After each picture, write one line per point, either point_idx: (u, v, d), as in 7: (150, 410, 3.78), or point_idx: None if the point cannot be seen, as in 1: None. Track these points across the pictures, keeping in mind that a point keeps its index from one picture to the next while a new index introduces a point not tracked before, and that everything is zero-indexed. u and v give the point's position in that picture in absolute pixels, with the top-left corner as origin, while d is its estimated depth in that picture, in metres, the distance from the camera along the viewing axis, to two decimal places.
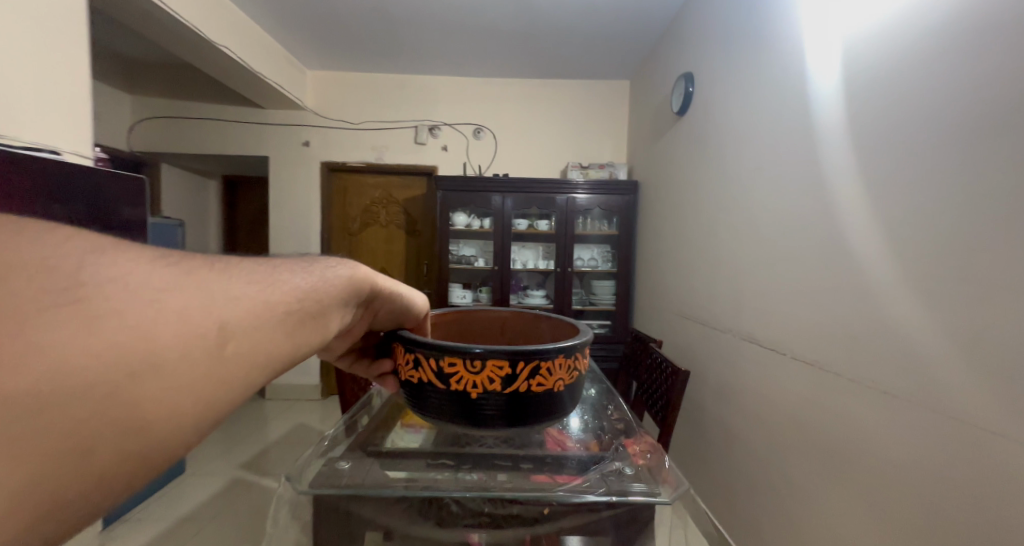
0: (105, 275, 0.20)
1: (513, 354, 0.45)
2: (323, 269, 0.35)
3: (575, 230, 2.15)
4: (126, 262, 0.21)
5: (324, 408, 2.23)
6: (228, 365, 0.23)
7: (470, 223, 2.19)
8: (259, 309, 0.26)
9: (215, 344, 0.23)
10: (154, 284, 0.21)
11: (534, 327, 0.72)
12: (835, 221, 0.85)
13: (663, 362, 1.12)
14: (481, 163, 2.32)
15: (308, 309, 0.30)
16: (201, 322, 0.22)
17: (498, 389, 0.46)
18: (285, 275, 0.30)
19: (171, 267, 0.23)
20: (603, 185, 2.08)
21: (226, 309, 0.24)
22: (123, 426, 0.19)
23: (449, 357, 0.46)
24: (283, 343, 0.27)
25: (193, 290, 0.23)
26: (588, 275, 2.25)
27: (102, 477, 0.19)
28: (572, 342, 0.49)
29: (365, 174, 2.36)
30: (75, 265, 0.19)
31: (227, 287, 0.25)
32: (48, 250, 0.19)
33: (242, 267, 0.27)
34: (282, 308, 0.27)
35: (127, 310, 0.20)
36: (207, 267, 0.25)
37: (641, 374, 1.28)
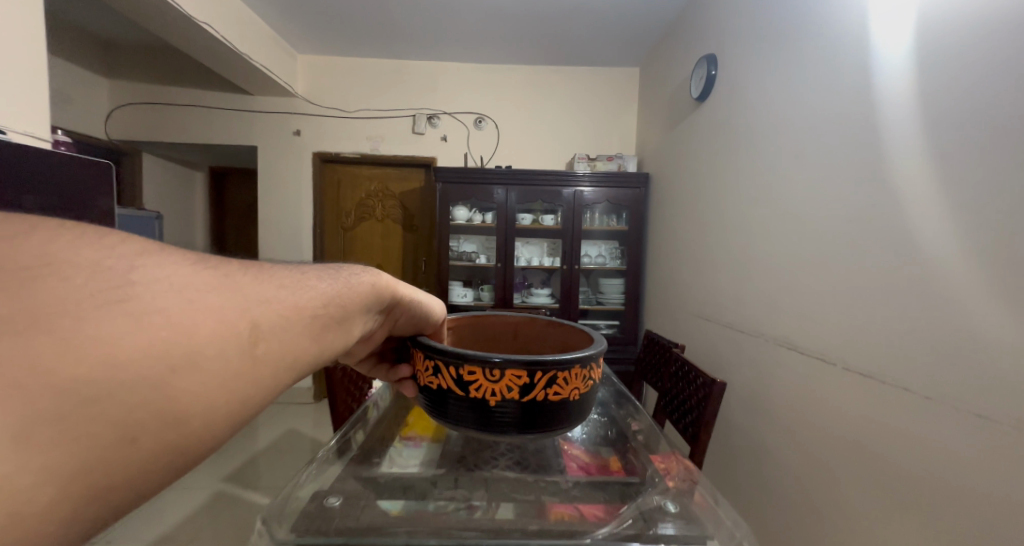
0: (149, 277, 0.23)
1: (531, 363, 0.44)
2: (348, 276, 0.38)
3: (583, 225, 2.13)
4: (167, 264, 0.24)
5: (316, 413, 2.20)
6: (256, 364, 0.26)
7: (471, 217, 2.17)
8: (287, 315, 0.29)
9: (248, 343, 0.26)
10: (193, 286, 0.24)
11: (547, 335, 0.70)
12: (889, 198, 0.81)
13: (689, 371, 1.04)
14: (483, 154, 2.29)
15: (332, 315, 0.33)
16: (233, 321, 0.25)
17: (517, 398, 0.45)
18: (312, 281, 0.33)
19: (207, 270, 0.26)
20: (611, 177, 2.06)
21: (258, 311, 0.27)
22: (162, 418, 0.22)
23: (468, 366, 0.45)
24: (305, 345, 0.30)
25: (227, 292, 0.26)
26: (595, 273, 2.24)
27: (142, 464, 0.22)
28: (592, 351, 0.48)
29: (362, 166, 2.32)
30: (124, 267, 0.22)
31: (262, 291, 0.28)
32: (101, 253, 0.22)
33: (274, 272, 0.30)
34: (310, 314, 0.31)
35: (169, 308, 0.22)
36: (244, 271, 0.28)
37: (661, 380, 1.21)
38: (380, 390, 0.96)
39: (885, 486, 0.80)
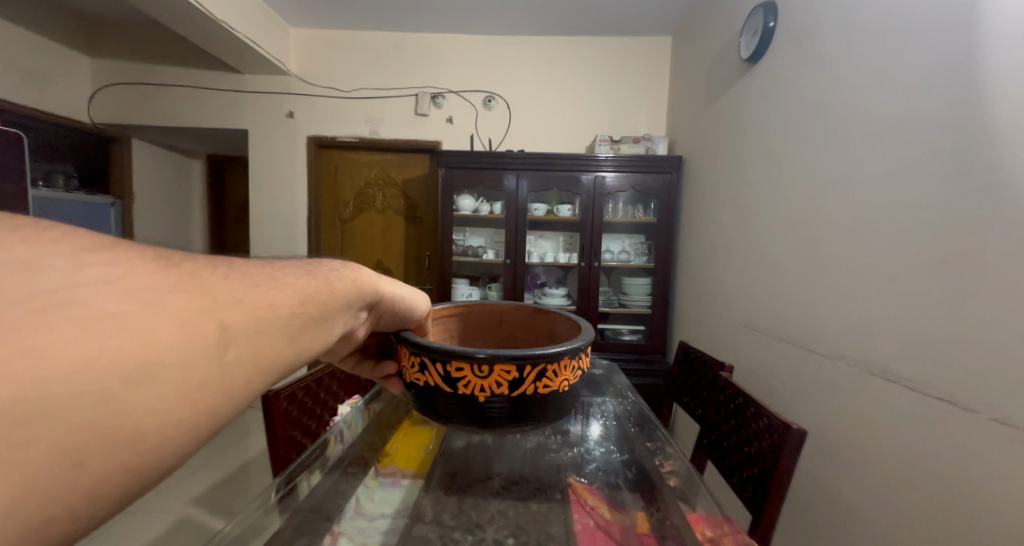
0: (97, 277, 0.23)
1: (521, 358, 0.42)
2: (327, 273, 0.40)
3: (605, 216, 2.05)
4: (121, 264, 0.24)
5: None
6: (226, 366, 0.26)
7: (477, 207, 2.13)
8: (260, 313, 0.29)
9: (217, 349, 0.26)
10: (153, 287, 0.25)
11: (531, 322, 0.71)
12: (988, 143, 0.70)
13: (750, 412, 0.87)
14: (492, 136, 2.25)
15: (308, 313, 0.34)
16: (198, 322, 0.25)
17: (507, 393, 0.44)
18: (289, 279, 0.34)
19: (168, 271, 0.26)
20: (636, 160, 1.97)
21: (227, 312, 0.27)
22: (113, 439, 0.21)
23: (458, 362, 0.43)
24: (279, 345, 0.31)
25: (192, 294, 0.26)
26: (618, 272, 2.17)
27: (93, 489, 0.20)
28: (580, 342, 0.47)
29: (360, 151, 2.31)
30: (71, 268, 0.22)
31: (230, 292, 0.29)
32: (47, 252, 0.22)
33: (244, 272, 0.31)
34: (286, 312, 0.32)
35: (124, 312, 0.22)
36: (213, 273, 0.29)
37: (711, 412, 1.04)
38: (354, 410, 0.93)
39: (939, 500, 0.74)
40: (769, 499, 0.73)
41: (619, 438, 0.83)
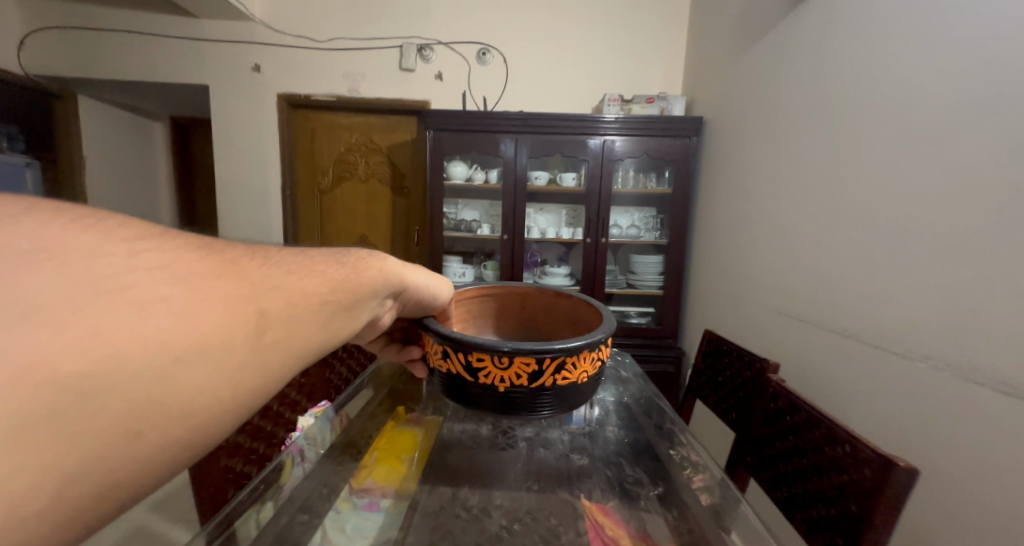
0: (148, 263, 0.24)
1: (539, 353, 0.47)
2: (356, 260, 0.41)
3: (614, 184, 2.00)
4: (171, 250, 0.26)
5: None
6: (267, 349, 0.28)
7: (471, 174, 2.09)
8: (299, 297, 0.31)
9: (256, 333, 0.28)
10: (198, 272, 0.26)
11: (551, 306, 0.74)
12: None
13: (817, 434, 0.74)
14: (486, 93, 2.16)
15: (341, 300, 0.36)
16: (240, 307, 0.27)
17: (525, 384, 0.48)
18: (320, 268, 0.36)
19: (211, 256, 0.29)
20: (648, 122, 1.90)
21: (264, 299, 0.29)
22: (165, 412, 0.23)
23: (482, 355, 0.48)
24: (314, 329, 0.33)
25: (234, 279, 0.28)
26: (626, 251, 2.19)
27: (148, 455, 0.23)
28: (599, 334, 0.50)
29: (337, 114, 2.20)
30: (129, 254, 0.24)
31: (268, 278, 0.30)
32: (109, 239, 0.24)
33: (280, 261, 0.33)
34: (321, 299, 0.34)
35: (175, 296, 0.24)
36: (251, 259, 0.31)
37: (756, 424, 0.93)
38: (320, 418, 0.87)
39: (950, 469, 0.77)
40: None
41: (640, 448, 0.83)
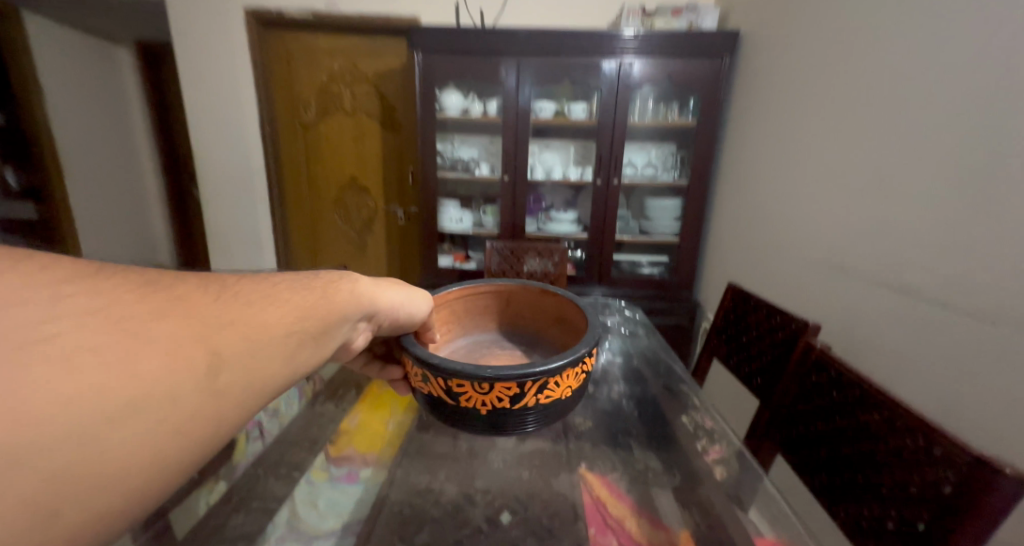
0: (77, 310, 0.24)
1: (523, 376, 0.51)
2: (327, 288, 0.43)
3: (630, 116, 1.88)
4: (107, 292, 0.26)
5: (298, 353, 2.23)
6: (220, 390, 0.29)
7: (467, 106, 1.96)
8: (257, 332, 0.32)
9: (209, 375, 0.28)
10: (138, 316, 0.26)
11: (537, 305, 0.78)
12: None
13: (875, 423, 0.68)
14: (483, 7, 1.97)
15: (304, 330, 0.37)
16: (189, 350, 0.27)
17: (507, 405, 0.53)
18: (285, 300, 0.37)
19: (155, 294, 0.28)
20: (674, 38, 1.74)
21: (218, 338, 0.29)
22: (102, 471, 0.23)
23: (466, 382, 0.52)
24: (276, 362, 0.33)
25: (182, 320, 0.28)
26: (640, 194, 2.11)
27: (85, 522, 0.22)
28: (578, 351, 0.55)
29: (318, 33, 2.06)
30: (51, 298, 0.23)
31: (222, 314, 0.31)
32: (28, 281, 0.23)
33: (241, 296, 0.34)
34: (282, 331, 0.34)
35: (110, 345, 0.24)
36: (202, 294, 0.31)
37: (796, 402, 0.89)
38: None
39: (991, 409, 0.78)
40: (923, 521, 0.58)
41: (652, 415, 0.87)
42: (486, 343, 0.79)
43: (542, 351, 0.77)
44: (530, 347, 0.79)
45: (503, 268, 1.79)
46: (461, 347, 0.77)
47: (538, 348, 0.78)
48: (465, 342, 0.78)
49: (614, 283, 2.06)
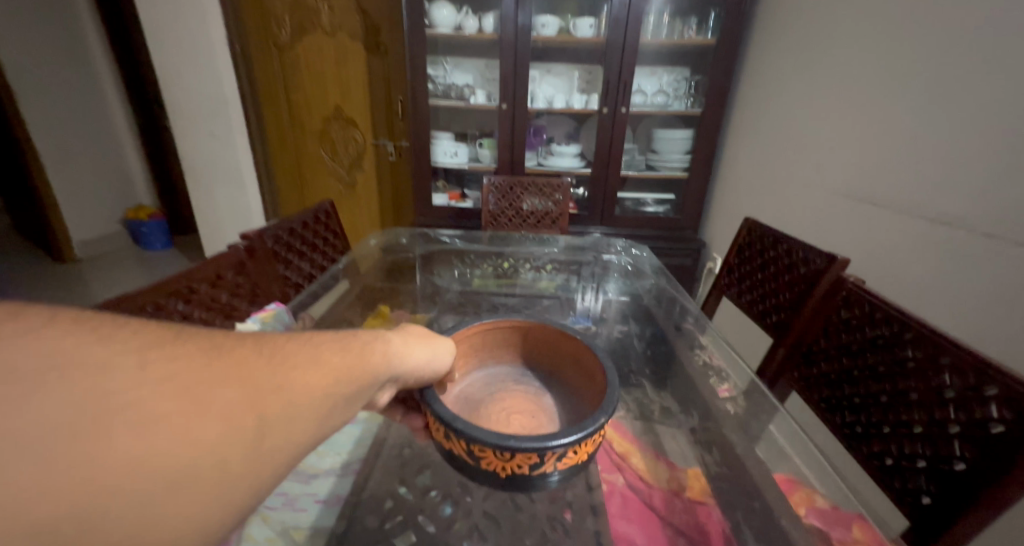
0: (148, 375, 0.23)
1: (545, 448, 0.46)
2: (361, 345, 0.38)
3: (640, 32, 1.90)
4: (181, 357, 0.25)
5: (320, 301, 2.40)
6: (262, 461, 0.26)
7: (460, 20, 2.00)
8: (303, 399, 0.29)
9: (254, 441, 0.26)
10: (202, 381, 0.25)
11: (556, 345, 0.70)
12: None
13: (923, 357, 0.70)
14: None
15: (345, 392, 0.34)
16: (241, 418, 0.25)
17: (525, 472, 0.48)
18: (327, 355, 0.34)
19: (218, 357, 0.27)
20: None
21: (269, 402, 0.27)
22: None
23: (483, 451, 0.47)
24: (312, 428, 0.30)
25: (241, 386, 0.26)
26: (648, 123, 2.21)
27: None
28: (599, 422, 0.49)
29: None
30: (138, 367, 0.23)
31: (274, 372, 0.29)
32: (114, 349, 0.22)
33: (289, 349, 0.31)
34: (325, 395, 0.31)
35: (172, 416, 0.23)
36: (255, 351, 0.29)
37: (821, 340, 0.92)
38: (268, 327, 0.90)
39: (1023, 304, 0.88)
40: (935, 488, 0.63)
41: (662, 358, 1.00)
42: (501, 377, 0.71)
43: (558, 394, 0.69)
44: (547, 387, 0.71)
45: (502, 205, 1.85)
46: (475, 382, 0.69)
47: (555, 391, 0.70)
48: (480, 377, 0.70)
49: (615, 222, 2.20)
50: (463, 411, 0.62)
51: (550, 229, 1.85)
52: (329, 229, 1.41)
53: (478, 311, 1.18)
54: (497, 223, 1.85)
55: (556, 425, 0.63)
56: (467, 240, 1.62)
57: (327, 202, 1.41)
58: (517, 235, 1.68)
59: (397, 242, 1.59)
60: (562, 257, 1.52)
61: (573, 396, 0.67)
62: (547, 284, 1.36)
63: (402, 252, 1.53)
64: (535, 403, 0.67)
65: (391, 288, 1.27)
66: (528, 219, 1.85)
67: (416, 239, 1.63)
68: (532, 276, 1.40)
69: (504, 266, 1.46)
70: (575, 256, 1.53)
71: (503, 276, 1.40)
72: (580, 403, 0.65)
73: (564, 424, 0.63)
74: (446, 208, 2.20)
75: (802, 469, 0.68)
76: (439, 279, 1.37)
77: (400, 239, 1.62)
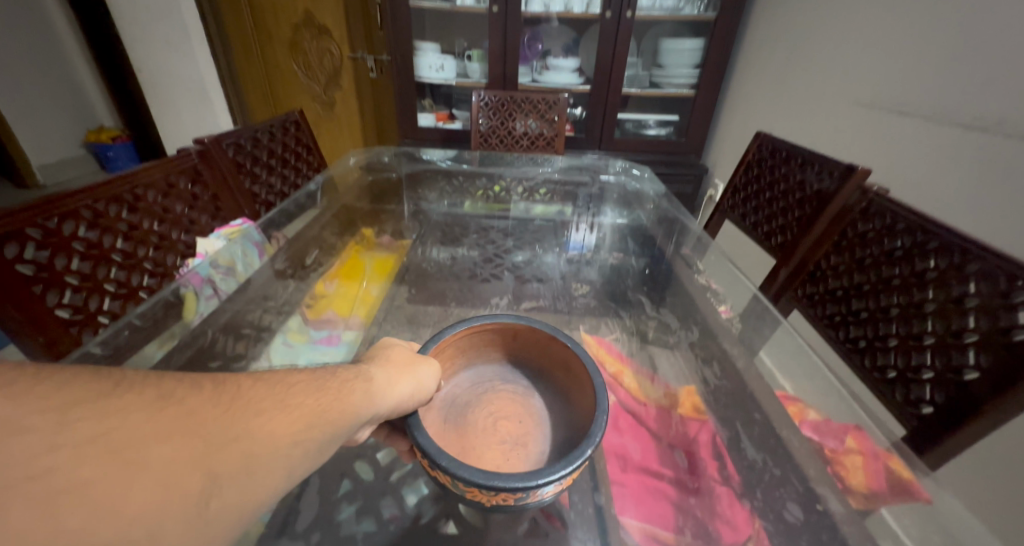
0: (81, 439, 0.22)
1: (529, 488, 0.38)
2: (342, 384, 0.37)
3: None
4: (117, 413, 0.24)
5: None
6: (208, 524, 0.24)
7: None
8: (263, 451, 0.28)
9: (199, 500, 0.24)
10: (141, 438, 0.24)
11: (546, 348, 0.58)
12: None
13: (946, 268, 0.64)
14: None
15: (315, 441, 0.32)
16: (183, 475, 0.24)
17: (510, 505, 0.40)
18: (297, 399, 0.33)
19: (161, 409, 0.26)
20: None
21: (218, 458, 0.26)
22: None
23: (466, 487, 0.39)
24: (277, 482, 0.28)
25: (187, 439, 0.26)
26: (655, 34, 2.03)
27: None
28: (590, 452, 0.41)
29: None
30: (58, 425, 0.22)
31: (229, 425, 0.28)
32: (31, 409, 0.21)
33: (253, 398, 0.31)
34: (292, 443, 0.30)
35: (98, 479, 0.21)
36: (213, 405, 0.28)
37: (830, 255, 0.87)
38: (235, 241, 0.90)
39: None
40: (948, 387, 0.59)
41: (658, 282, 1.02)
42: (489, 379, 0.60)
43: (549, 394, 0.58)
44: (537, 385, 0.60)
45: (495, 124, 1.77)
46: (460, 385, 0.57)
47: (546, 389, 0.59)
48: (467, 378, 0.59)
49: (616, 144, 2.11)
50: (451, 421, 0.51)
51: (545, 151, 1.78)
52: (299, 143, 1.32)
53: (466, 236, 1.18)
54: (487, 145, 1.78)
55: (549, 431, 0.53)
56: (454, 162, 1.58)
57: (295, 112, 1.30)
58: (509, 157, 1.64)
59: (379, 160, 1.55)
60: (559, 179, 1.52)
61: (567, 400, 0.55)
62: (542, 208, 1.35)
63: (384, 170, 1.50)
64: (523, 407, 0.56)
65: (371, 210, 1.26)
66: (522, 143, 1.79)
67: (400, 158, 1.59)
68: (524, 203, 1.37)
69: (495, 190, 1.43)
70: (569, 179, 1.52)
71: (494, 201, 1.37)
72: (571, 407, 0.54)
73: (558, 432, 0.53)
74: (434, 129, 2.15)
75: (800, 388, 0.69)
76: (426, 202, 1.34)
77: (382, 158, 1.58)
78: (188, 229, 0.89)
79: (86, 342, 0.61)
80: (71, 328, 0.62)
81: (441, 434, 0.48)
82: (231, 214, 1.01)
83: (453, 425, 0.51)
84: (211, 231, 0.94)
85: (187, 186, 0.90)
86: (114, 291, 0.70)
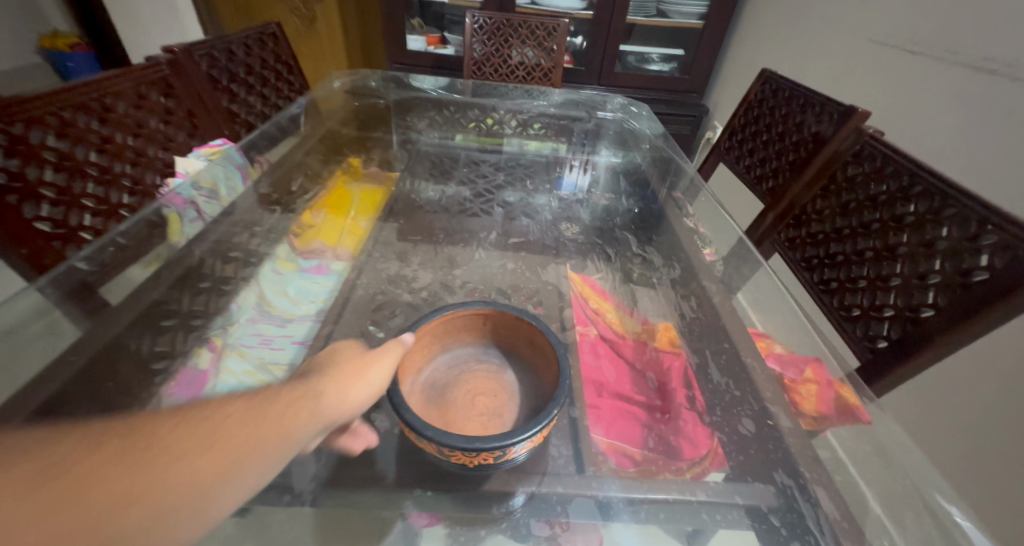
0: None
1: (504, 446, 0.41)
2: (284, 405, 0.30)
3: None
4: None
5: None
6: None
7: None
8: (175, 507, 0.23)
9: None
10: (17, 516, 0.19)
11: (515, 328, 0.58)
12: None
13: (924, 212, 0.66)
14: None
15: (248, 482, 0.26)
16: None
17: (490, 463, 0.43)
18: (226, 435, 0.27)
19: (48, 475, 0.20)
20: None
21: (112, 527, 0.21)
22: None
23: (450, 451, 0.42)
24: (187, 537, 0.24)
25: (75, 511, 0.20)
26: None
27: None
28: (556, 411, 0.43)
29: None
30: None
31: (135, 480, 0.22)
32: None
33: (169, 441, 0.25)
34: (211, 492, 0.24)
35: None
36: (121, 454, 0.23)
37: (817, 200, 0.88)
38: (216, 162, 0.86)
39: None
40: (905, 313, 0.64)
41: (645, 221, 1.03)
42: (465, 360, 0.60)
43: (520, 369, 0.60)
44: (510, 361, 0.61)
45: (489, 51, 1.64)
46: (438, 368, 0.58)
47: (516, 364, 0.60)
48: (444, 361, 0.59)
49: (616, 80, 2.00)
50: (431, 402, 0.53)
51: (541, 84, 1.69)
52: (278, 59, 1.23)
53: (455, 169, 1.16)
54: (481, 75, 1.67)
55: (521, 402, 0.56)
56: (444, 91, 1.49)
57: (272, 22, 1.20)
58: (503, 86, 1.55)
59: (366, 85, 1.46)
60: (553, 112, 1.46)
61: (537, 375, 0.58)
62: (536, 146, 1.31)
63: (370, 95, 1.42)
64: (497, 383, 0.58)
65: (356, 137, 1.21)
66: (517, 74, 1.69)
67: (388, 83, 1.49)
68: (517, 138, 1.33)
69: (487, 123, 1.37)
70: (564, 114, 1.47)
71: (487, 135, 1.32)
72: (541, 380, 0.56)
73: (531, 402, 0.55)
74: (424, 54, 2.00)
75: (771, 326, 0.72)
76: (416, 132, 1.29)
77: (369, 82, 1.48)
78: (165, 146, 0.85)
79: (69, 256, 0.62)
80: (54, 240, 0.62)
81: (424, 413, 0.51)
82: (211, 134, 0.97)
83: (433, 404, 0.53)
84: (189, 150, 0.90)
85: (159, 99, 0.85)
86: (93, 207, 0.69)
